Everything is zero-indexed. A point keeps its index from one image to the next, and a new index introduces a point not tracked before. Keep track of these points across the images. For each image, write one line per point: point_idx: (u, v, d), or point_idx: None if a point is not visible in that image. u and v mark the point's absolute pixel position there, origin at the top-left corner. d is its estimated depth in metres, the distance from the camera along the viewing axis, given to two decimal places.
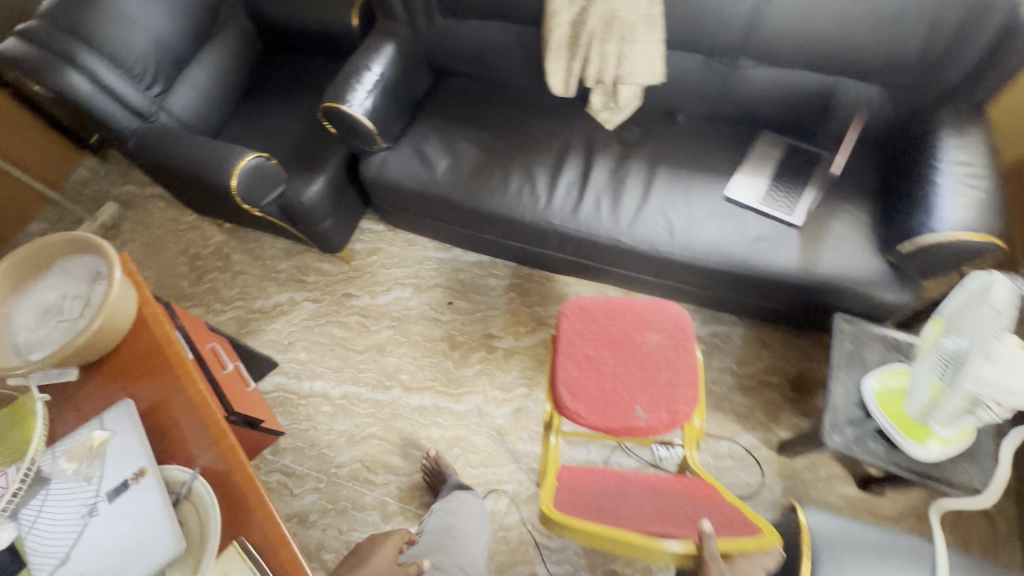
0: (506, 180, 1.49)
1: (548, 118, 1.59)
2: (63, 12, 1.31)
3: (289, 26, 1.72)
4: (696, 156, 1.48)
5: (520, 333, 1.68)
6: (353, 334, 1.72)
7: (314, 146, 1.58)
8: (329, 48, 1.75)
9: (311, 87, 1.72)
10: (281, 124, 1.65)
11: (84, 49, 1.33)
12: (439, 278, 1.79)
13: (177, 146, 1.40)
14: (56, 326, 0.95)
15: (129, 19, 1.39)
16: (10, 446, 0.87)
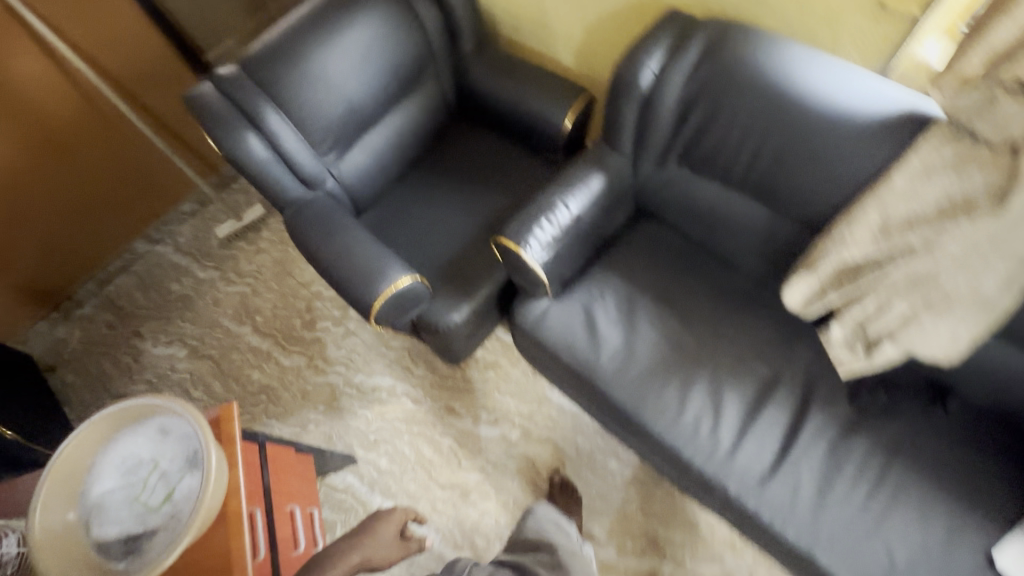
0: (683, 401, 1.17)
1: (762, 329, 1.23)
2: (265, 68, 1.19)
3: (492, 104, 1.48)
4: (959, 471, 1.05)
5: (626, 548, 1.38)
6: (441, 461, 1.51)
7: (474, 262, 1.34)
8: (526, 138, 1.48)
9: (493, 179, 1.47)
10: (447, 217, 1.43)
11: (274, 112, 1.20)
12: (554, 432, 1.52)
13: (331, 234, 1.23)
14: (132, 501, 0.79)
15: (328, 81, 1.23)
16: None
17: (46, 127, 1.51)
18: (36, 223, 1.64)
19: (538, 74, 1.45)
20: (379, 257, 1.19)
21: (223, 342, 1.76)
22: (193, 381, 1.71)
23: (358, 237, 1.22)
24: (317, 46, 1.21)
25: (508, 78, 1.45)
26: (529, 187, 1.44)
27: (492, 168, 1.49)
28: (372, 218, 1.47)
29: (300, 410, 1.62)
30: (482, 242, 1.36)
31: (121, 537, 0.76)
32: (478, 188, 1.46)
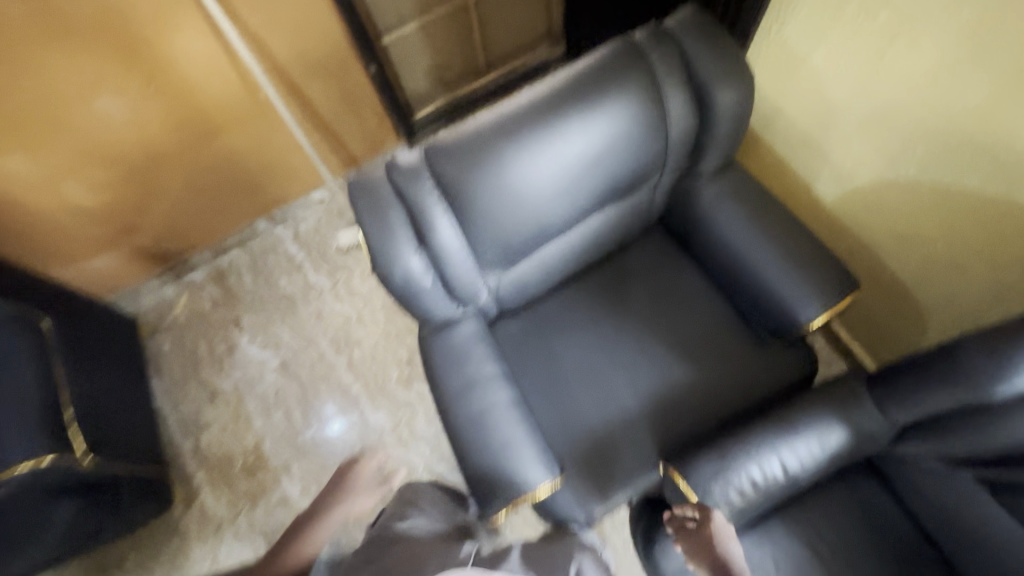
0: None
1: None
2: (457, 168, 0.89)
3: (711, 243, 1.11)
4: None
5: None
6: None
7: (624, 453, 1.05)
8: (738, 299, 1.12)
9: (677, 337, 1.14)
10: (606, 371, 1.13)
11: (451, 225, 0.91)
12: None
13: (469, 387, 0.98)
14: None
15: (528, 197, 0.92)
16: None
17: (199, 108, 1.34)
18: (167, 195, 1.51)
19: (789, 229, 1.06)
20: (520, 444, 0.93)
21: (316, 367, 1.63)
22: (276, 400, 1.60)
23: (500, 403, 0.96)
24: (531, 151, 0.89)
25: (745, 223, 1.07)
26: (720, 368, 1.10)
27: (680, 320, 1.15)
28: (512, 332, 1.18)
29: None
30: (640, 429, 1.06)
31: None
32: (653, 343, 1.14)
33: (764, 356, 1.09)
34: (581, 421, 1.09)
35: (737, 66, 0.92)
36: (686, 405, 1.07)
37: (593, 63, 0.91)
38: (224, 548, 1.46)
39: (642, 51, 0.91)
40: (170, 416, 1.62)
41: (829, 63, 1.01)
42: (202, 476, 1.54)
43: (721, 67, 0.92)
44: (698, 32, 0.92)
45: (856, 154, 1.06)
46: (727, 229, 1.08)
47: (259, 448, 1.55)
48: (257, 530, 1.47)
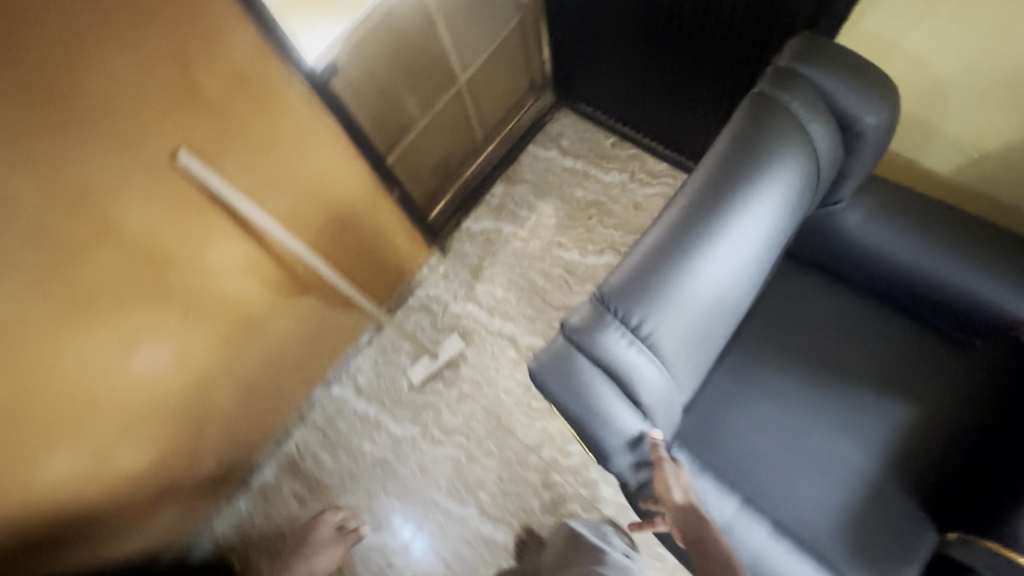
0: None
1: None
2: (649, 310, 0.72)
3: (873, 263, 1.00)
4: None
5: None
6: None
7: (893, 530, 0.91)
8: (920, 310, 1.01)
9: (872, 374, 1.01)
10: (820, 441, 0.99)
11: (659, 376, 0.76)
12: None
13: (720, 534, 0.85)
14: None
15: (723, 309, 0.78)
16: None
17: (239, 313, 1.15)
18: (221, 412, 1.30)
19: (953, 221, 0.96)
20: None
21: (446, 528, 1.44)
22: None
23: (768, 544, 0.83)
24: (719, 260, 0.74)
25: (907, 231, 0.97)
26: (933, 390, 0.98)
27: (864, 354, 1.03)
28: (695, 435, 1.03)
29: None
30: (893, 495, 0.94)
31: None
32: (851, 390, 1.01)
33: (975, 359, 0.98)
34: (824, 510, 0.94)
35: (884, 85, 0.80)
36: (922, 447, 0.95)
37: (739, 135, 0.77)
38: None
39: (784, 103, 0.78)
40: None
41: (933, 43, 0.93)
42: None
43: (869, 90, 0.80)
44: (827, 61, 0.81)
45: (981, 122, 0.98)
46: (889, 246, 0.97)
47: None
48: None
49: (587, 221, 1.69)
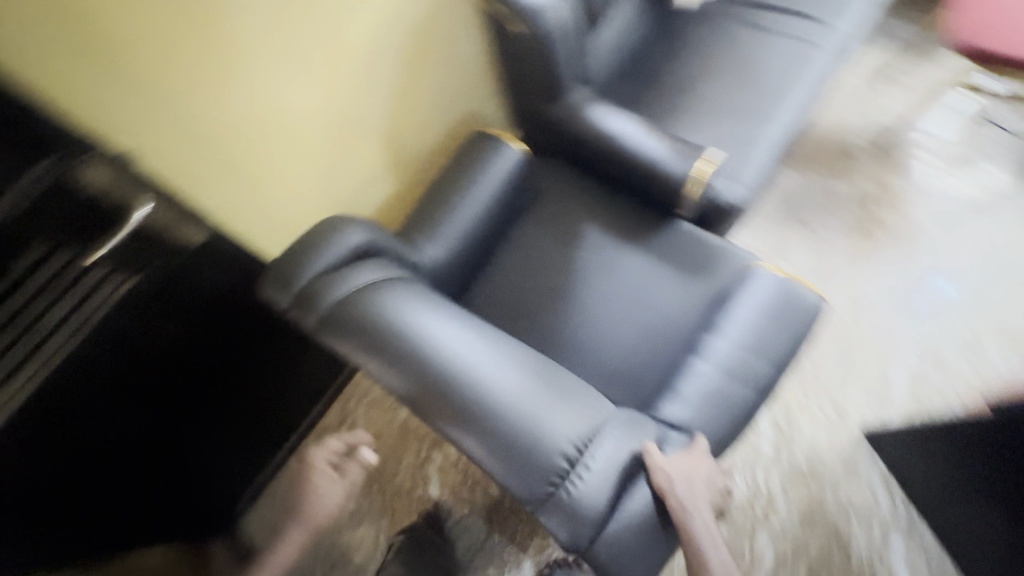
0: (785, 73, 1.32)
1: (702, 27, 1.43)
2: (545, 443, 0.72)
3: (473, 243, 1.17)
4: None
5: (858, 170, 1.60)
6: (833, 336, 1.41)
7: (688, 243, 1.15)
8: (510, 212, 1.23)
9: (563, 247, 1.20)
10: (621, 284, 1.14)
11: (609, 431, 0.76)
12: (771, 236, 1.55)
13: (734, 371, 0.91)
14: None
15: (531, 362, 0.81)
16: None
17: None
18: None
19: (441, 182, 1.17)
20: (757, 311, 0.96)
21: None
22: None
23: (732, 335, 0.94)
24: (492, 368, 0.77)
25: (446, 214, 1.13)
26: (572, 208, 1.23)
27: (547, 252, 1.20)
28: (639, 392, 1.04)
29: (840, 511, 1.25)
30: (659, 239, 1.17)
31: None
32: (577, 262, 1.18)
33: (550, 181, 1.26)
34: (681, 287, 1.12)
35: (327, 228, 0.94)
36: (619, 217, 1.20)
37: (364, 346, 0.81)
38: None
39: (340, 303, 0.85)
40: None
41: (286, 172, 1.04)
42: None
43: (335, 241, 0.92)
44: (299, 264, 0.89)
45: (367, 152, 1.19)
46: (459, 227, 1.14)
47: None
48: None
49: (382, 498, 1.42)
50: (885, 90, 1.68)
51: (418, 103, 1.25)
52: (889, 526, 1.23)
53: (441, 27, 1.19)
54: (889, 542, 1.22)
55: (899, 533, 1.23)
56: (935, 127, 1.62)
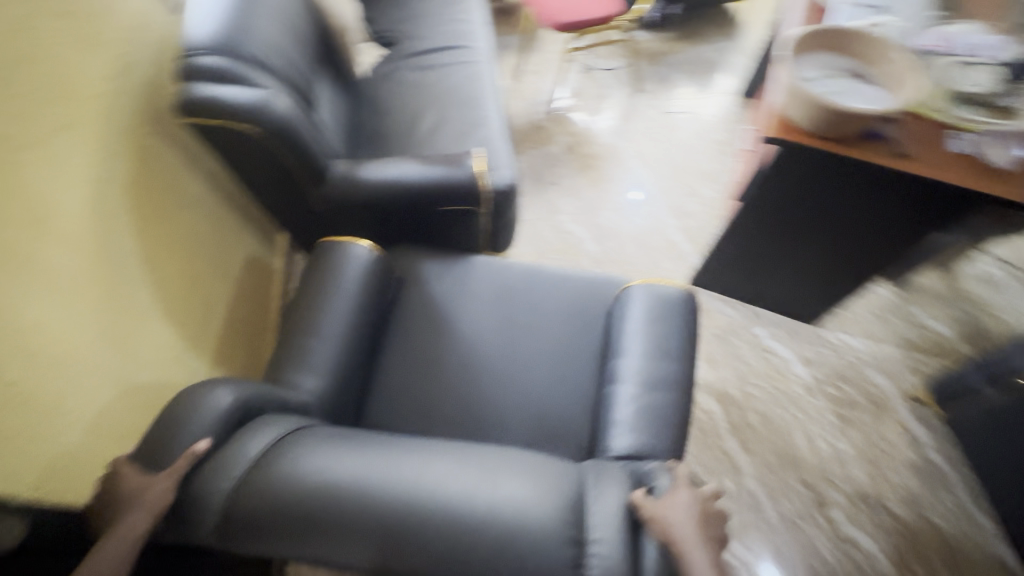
0: (470, 95, 1.62)
1: (388, 89, 1.64)
2: (539, 528, 0.66)
3: (358, 360, 1.10)
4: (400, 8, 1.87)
5: (555, 136, 2.04)
6: (628, 243, 1.77)
7: (559, 280, 1.29)
8: (384, 311, 1.21)
9: (450, 330, 1.24)
10: (514, 341, 1.22)
11: (592, 488, 0.75)
12: (541, 207, 1.85)
13: (651, 381, 1.04)
14: (847, 89, 1.03)
15: (475, 454, 0.76)
16: (953, 117, 1.04)
17: None
18: None
19: (296, 317, 1.07)
20: (648, 330, 1.10)
21: (793, 496, 1.35)
22: (825, 454, 1.40)
23: (638, 350, 1.08)
24: (444, 483, 0.68)
25: (316, 354, 1.03)
26: (444, 284, 1.28)
27: (440, 338, 1.23)
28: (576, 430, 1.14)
29: (722, 340, 1.58)
30: (534, 284, 1.29)
31: (867, 91, 1.03)
32: (470, 336, 1.23)
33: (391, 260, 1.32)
34: (571, 323, 1.24)
35: (190, 400, 0.78)
36: (489, 281, 1.30)
37: (245, 528, 0.65)
38: (865, 334, 1.58)
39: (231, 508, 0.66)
40: (965, 489, 1.35)
41: (79, 395, 0.82)
42: (907, 406, 1.46)
43: (202, 415, 0.76)
44: (178, 444, 0.73)
45: (155, 334, 1.01)
46: (335, 357, 1.05)
47: (855, 428, 1.43)
48: (830, 336, 1.58)
49: None
50: (529, 79, 2.20)
51: (174, 253, 1.09)
52: (749, 324, 1.61)
53: (153, 163, 1.05)
54: (757, 334, 1.59)
55: (756, 324, 1.61)
56: (572, 85, 2.19)
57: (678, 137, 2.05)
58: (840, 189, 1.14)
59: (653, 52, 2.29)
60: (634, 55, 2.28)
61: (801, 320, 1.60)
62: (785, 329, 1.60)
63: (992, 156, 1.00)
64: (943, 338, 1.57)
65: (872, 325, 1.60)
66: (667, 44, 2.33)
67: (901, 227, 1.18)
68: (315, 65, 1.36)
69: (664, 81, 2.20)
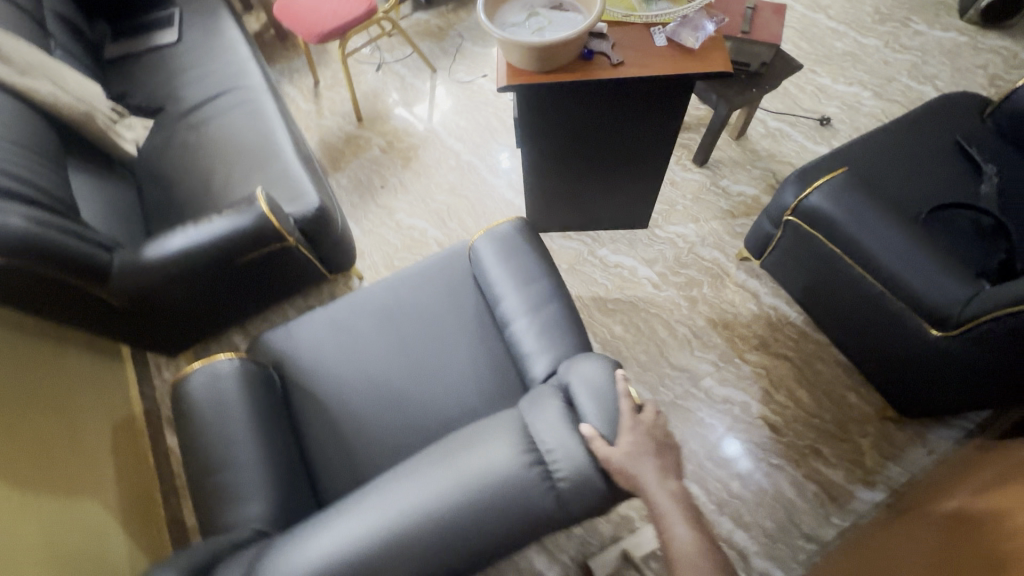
0: (256, 135, 1.59)
1: (169, 160, 1.58)
2: (503, 475, 0.70)
3: (282, 460, 1.06)
4: (159, 73, 1.80)
5: (371, 141, 2.04)
6: (467, 216, 1.83)
7: (416, 277, 1.31)
8: (277, 402, 1.16)
9: (348, 370, 1.22)
10: (408, 347, 1.23)
11: (531, 413, 0.78)
12: (376, 214, 1.87)
13: (532, 306, 1.06)
14: (545, 24, 1.13)
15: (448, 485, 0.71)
16: (643, 21, 1.17)
17: None
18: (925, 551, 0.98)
19: (192, 468, 1.01)
20: (501, 264, 1.12)
21: (669, 380, 1.49)
22: (686, 335, 1.55)
23: (507, 287, 1.09)
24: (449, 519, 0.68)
25: (246, 487, 0.98)
26: (315, 344, 1.26)
27: (340, 389, 1.20)
28: (508, 387, 1.17)
29: (573, 271, 1.69)
30: (397, 295, 1.30)
31: (563, 19, 1.13)
32: (367, 371, 1.22)
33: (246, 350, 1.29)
34: (448, 304, 1.27)
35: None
36: (357, 314, 1.29)
37: None
38: (689, 219, 1.74)
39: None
40: (799, 316, 1.54)
41: None
42: (739, 267, 1.64)
43: None
44: None
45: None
46: (258, 476, 1.00)
47: (703, 303, 1.59)
48: (663, 232, 1.72)
49: None
50: (328, 94, 2.18)
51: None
52: (592, 249, 1.72)
53: None
54: (602, 254, 1.70)
55: (599, 246, 1.72)
56: (371, 85, 2.19)
57: (486, 102, 2.11)
58: (581, 117, 1.28)
59: (439, 30, 2.33)
60: (420, 38, 2.30)
61: (635, 228, 1.73)
62: (625, 241, 1.73)
63: (685, 37, 1.13)
64: (752, 198, 1.76)
65: (693, 208, 1.76)
66: (450, 18, 2.37)
67: (653, 125, 1.30)
68: (66, 165, 1.31)
69: (457, 53, 2.25)
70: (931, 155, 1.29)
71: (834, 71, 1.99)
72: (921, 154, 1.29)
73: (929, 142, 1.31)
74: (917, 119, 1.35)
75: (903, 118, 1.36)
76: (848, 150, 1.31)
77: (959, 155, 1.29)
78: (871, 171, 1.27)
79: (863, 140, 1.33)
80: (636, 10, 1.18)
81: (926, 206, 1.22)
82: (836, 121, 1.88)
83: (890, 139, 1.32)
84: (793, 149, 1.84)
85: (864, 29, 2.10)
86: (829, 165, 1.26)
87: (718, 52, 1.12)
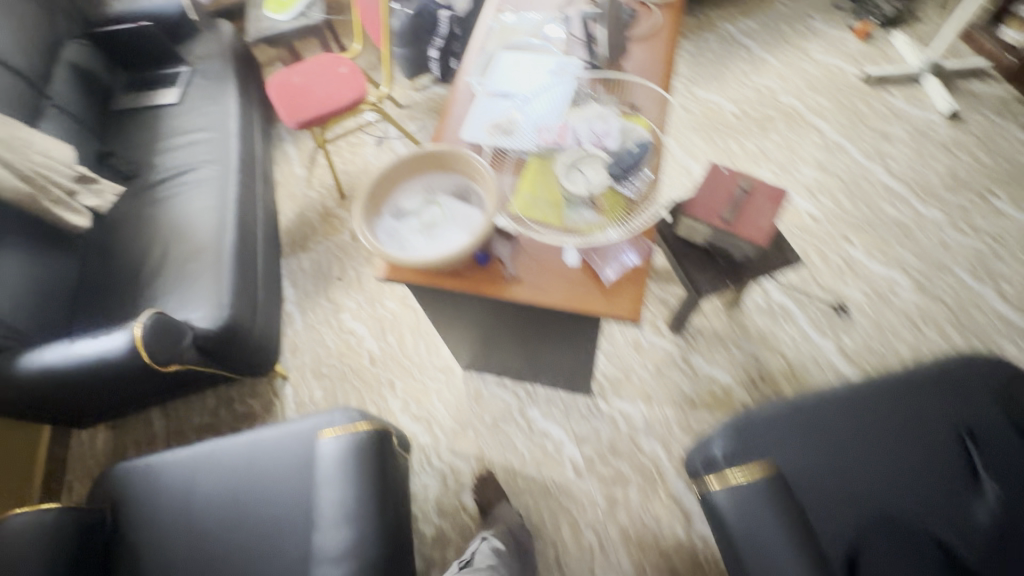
0: (201, 225, 1.54)
1: (118, 232, 1.58)
2: None
3: None
4: (146, 132, 1.80)
5: (342, 224, 1.96)
6: (407, 334, 1.69)
7: (280, 441, 1.19)
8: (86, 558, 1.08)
9: (177, 533, 1.12)
10: (242, 524, 1.12)
11: None
12: (322, 309, 1.78)
13: (346, 549, 0.94)
14: (437, 218, 0.97)
15: None
16: (553, 219, 0.98)
17: None
18: None
19: None
20: (332, 486, 0.99)
21: None
22: (591, 544, 1.34)
23: (332, 513, 0.97)
24: None
25: None
26: (158, 492, 1.16)
27: (164, 555, 1.11)
28: None
29: (494, 428, 1.51)
30: (257, 457, 1.18)
31: (467, 215, 0.97)
32: (193, 537, 1.12)
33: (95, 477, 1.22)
34: (302, 489, 1.14)
35: None
36: (210, 467, 1.18)
37: None
38: (641, 397, 1.50)
39: None
40: None
41: None
42: (678, 474, 1.40)
43: None
44: None
45: None
46: None
47: (625, 509, 1.37)
48: (606, 406, 1.50)
49: None
50: (323, 161, 2.11)
51: None
52: (522, 406, 1.53)
53: None
54: (530, 416, 1.52)
55: (530, 405, 1.53)
56: (365, 160, 2.10)
57: None
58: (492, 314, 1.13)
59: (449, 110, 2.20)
60: (429, 115, 2.18)
61: (577, 394, 1.51)
62: (562, 406, 1.53)
63: (595, 263, 0.93)
64: (721, 388, 1.49)
65: (650, 385, 1.52)
66: None
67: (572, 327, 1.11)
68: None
69: None
70: (916, 444, 1.01)
71: (874, 244, 1.65)
72: (903, 437, 1.02)
73: (919, 420, 1.03)
74: (919, 382, 1.06)
75: (901, 376, 1.07)
76: (811, 407, 1.05)
77: (956, 450, 1.00)
78: (828, 445, 1.01)
79: (835, 395, 1.06)
80: (554, 207, 0.98)
81: (884, 518, 0.95)
82: (856, 311, 1.56)
83: (870, 408, 1.04)
84: (790, 337, 1.54)
85: (929, 198, 1.72)
86: (771, 432, 1.03)
87: (628, 291, 0.91)
